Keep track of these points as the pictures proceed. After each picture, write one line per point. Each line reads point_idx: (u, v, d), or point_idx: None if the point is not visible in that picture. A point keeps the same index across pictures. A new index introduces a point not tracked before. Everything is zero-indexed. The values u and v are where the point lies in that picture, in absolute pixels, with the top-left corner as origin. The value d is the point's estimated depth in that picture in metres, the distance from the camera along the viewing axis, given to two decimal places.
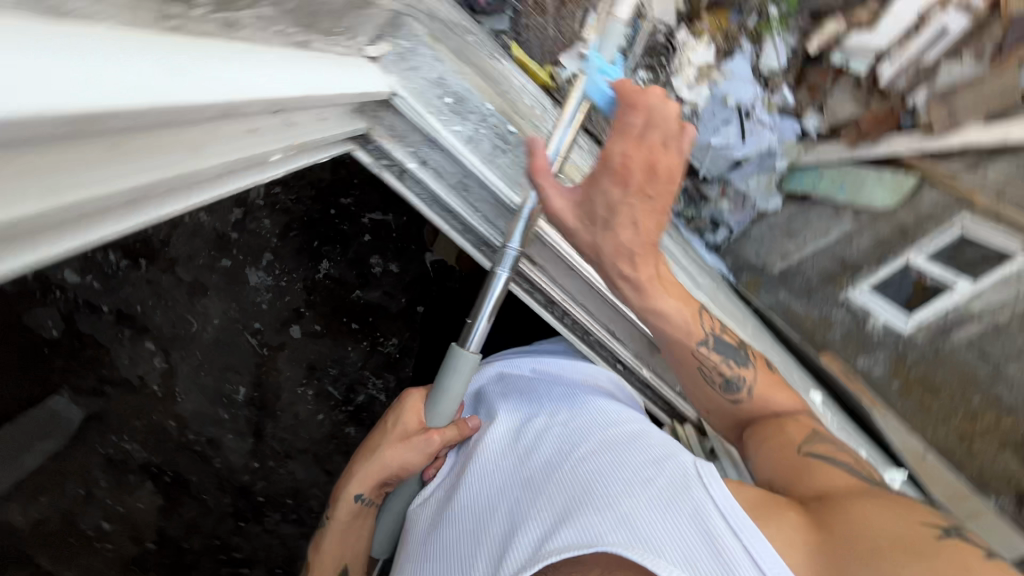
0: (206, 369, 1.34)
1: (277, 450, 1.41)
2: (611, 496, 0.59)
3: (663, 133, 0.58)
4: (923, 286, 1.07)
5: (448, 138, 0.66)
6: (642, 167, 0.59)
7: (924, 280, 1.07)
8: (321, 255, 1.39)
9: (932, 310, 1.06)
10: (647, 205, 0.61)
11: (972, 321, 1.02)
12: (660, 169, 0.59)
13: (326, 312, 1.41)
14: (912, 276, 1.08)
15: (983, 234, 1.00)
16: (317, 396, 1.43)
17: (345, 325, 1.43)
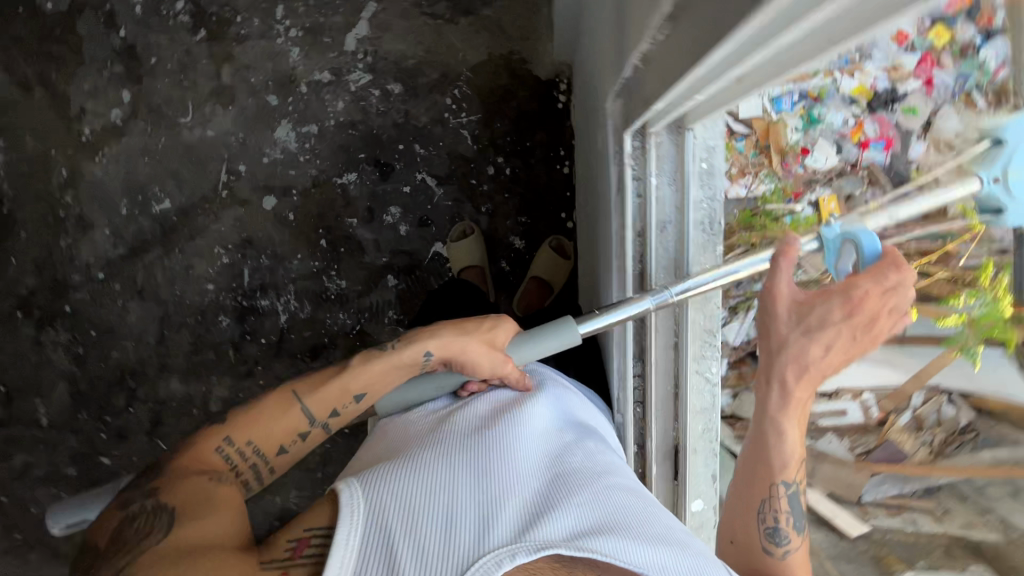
0: (181, 169, 1.31)
1: (161, 273, 1.35)
2: (616, 517, 0.56)
3: (899, 295, 0.60)
4: None
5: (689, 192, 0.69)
6: (869, 310, 0.60)
7: None
8: (355, 165, 1.27)
9: None
10: (851, 338, 0.62)
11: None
12: (877, 319, 0.61)
13: (305, 212, 1.30)
14: None
15: None
16: (239, 265, 1.33)
17: (311, 237, 1.31)
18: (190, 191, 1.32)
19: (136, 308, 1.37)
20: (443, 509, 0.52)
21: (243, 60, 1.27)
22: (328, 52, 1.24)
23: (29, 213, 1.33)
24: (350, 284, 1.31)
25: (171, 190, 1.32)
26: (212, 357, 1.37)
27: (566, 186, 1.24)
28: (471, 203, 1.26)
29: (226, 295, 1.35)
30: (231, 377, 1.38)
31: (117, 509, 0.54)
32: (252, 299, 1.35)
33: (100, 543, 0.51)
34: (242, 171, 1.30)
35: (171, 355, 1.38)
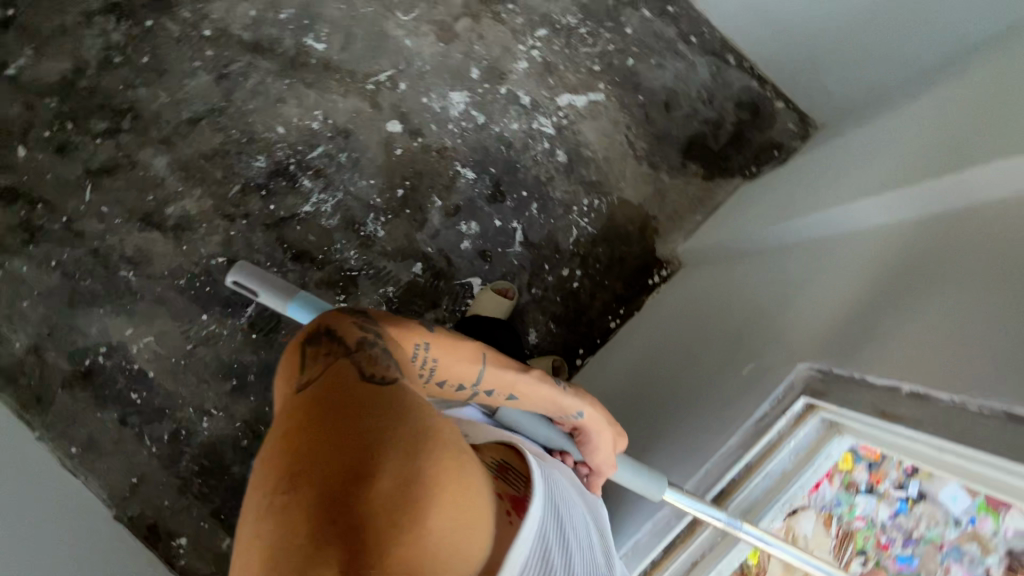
0: (356, 38, 1.30)
1: (253, 82, 1.29)
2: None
3: None
4: None
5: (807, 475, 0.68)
6: None
7: None
8: (482, 169, 1.31)
9: None
10: None
11: None
12: None
13: (410, 160, 1.30)
14: None
15: None
16: (319, 141, 1.29)
17: (393, 179, 1.30)
18: (344, 57, 1.30)
19: (203, 83, 1.29)
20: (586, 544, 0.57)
21: (481, 27, 1.32)
22: (542, 88, 1.32)
23: None
24: (385, 240, 1.29)
25: (331, 42, 1.30)
26: (218, 176, 1.28)
27: (600, 335, 1.30)
28: (528, 277, 1.30)
29: (283, 150, 1.29)
30: (213, 205, 1.28)
31: (349, 325, 0.52)
32: (299, 173, 1.29)
33: (330, 345, 0.49)
34: (398, 88, 1.30)
35: (187, 141, 1.28)
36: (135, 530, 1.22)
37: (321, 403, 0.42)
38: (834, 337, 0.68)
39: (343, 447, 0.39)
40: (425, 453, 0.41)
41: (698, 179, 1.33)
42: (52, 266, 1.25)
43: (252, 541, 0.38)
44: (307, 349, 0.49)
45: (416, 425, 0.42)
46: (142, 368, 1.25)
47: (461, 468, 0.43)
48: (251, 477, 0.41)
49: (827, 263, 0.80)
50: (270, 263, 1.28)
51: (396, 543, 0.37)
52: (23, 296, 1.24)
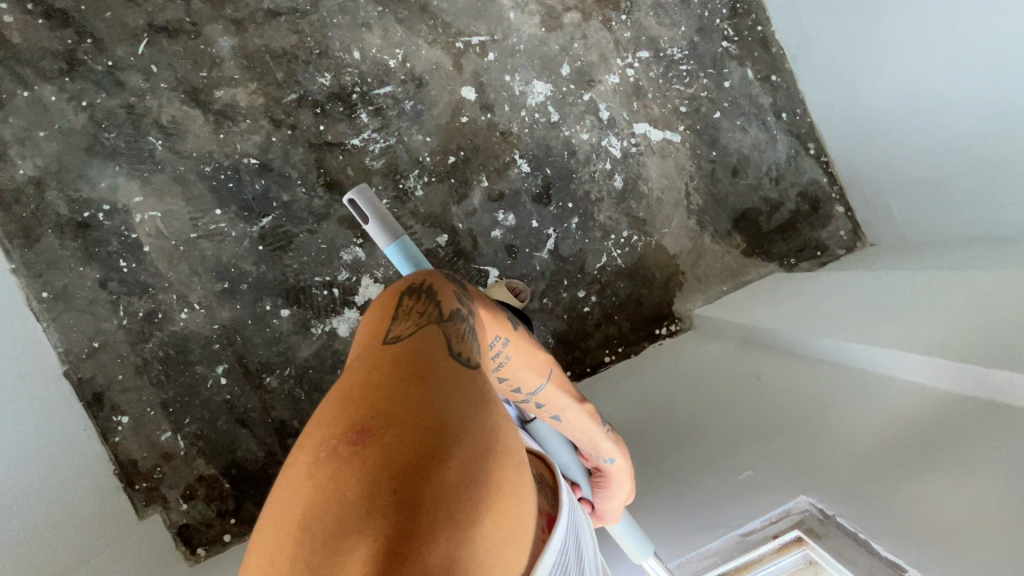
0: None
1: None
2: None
3: None
4: None
5: None
6: None
7: None
8: (538, 166, 1.28)
9: None
10: None
11: None
12: None
13: (475, 132, 1.27)
14: None
15: None
16: (391, 82, 1.25)
17: (451, 146, 1.26)
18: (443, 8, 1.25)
19: None
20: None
21: (586, 28, 1.28)
22: (624, 109, 1.30)
23: None
24: (420, 202, 1.26)
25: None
26: (278, 78, 1.23)
27: (591, 365, 1.30)
28: (544, 286, 1.29)
29: (353, 76, 1.24)
30: (263, 105, 1.23)
31: (449, 293, 0.53)
32: (360, 105, 1.24)
33: (425, 305, 0.50)
34: (486, 57, 1.26)
35: (260, 31, 1.23)
36: (80, 393, 1.19)
37: (406, 367, 0.43)
38: (841, 481, 0.70)
39: (419, 411, 0.40)
40: (493, 453, 0.40)
41: (737, 252, 1.32)
42: (82, 105, 1.19)
43: (309, 475, 0.38)
44: (405, 300, 0.50)
45: (490, 421, 0.42)
46: (139, 239, 1.21)
47: (519, 482, 0.42)
48: (320, 411, 0.42)
49: (846, 393, 0.81)
50: (300, 183, 1.24)
51: (451, 531, 0.36)
52: (43, 124, 1.18)
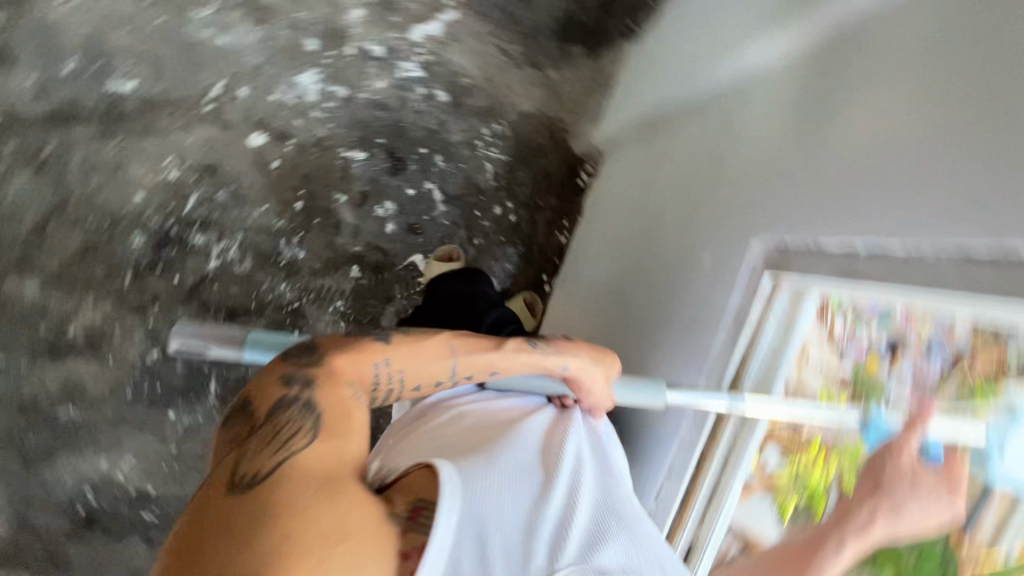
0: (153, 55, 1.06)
1: (70, 152, 1.08)
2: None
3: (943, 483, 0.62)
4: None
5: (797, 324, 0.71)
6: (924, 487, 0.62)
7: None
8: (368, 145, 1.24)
9: None
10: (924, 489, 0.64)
11: None
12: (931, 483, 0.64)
13: (295, 167, 1.22)
14: None
15: None
16: (188, 188, 1.17)
17: (290, 194, 1.23)
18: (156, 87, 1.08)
19: (15, 178, 1.06)
20: (560, 507, 0.58)
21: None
22: (388, 31, 1.12)
23: None
24: (309, 259, 1.27)
25: (139, 75, 1.06)
26: (100, 273, 1.14)
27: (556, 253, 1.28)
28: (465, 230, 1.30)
29: (154, 212, 1.15)
30: (117, 304, 1.15)
31: (283, 373, 0.56)
32: (187, 229, 1.18)
33: (259, 406, 0.54)
34: (240, 95, 1.13)
35: (44, 250, 1.10)
36: None
37: (224, 495, 0.46)
38: (785, 169, 0.70)
39: (245, 519, 0.44)
40: (309, 527, 0.45)
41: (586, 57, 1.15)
42: None
43: None
44: (249, 401, 0.55)
45: (315, 500, 0.46)
46: (137, 489, 1.19)
47: (346, 545, 0.46)
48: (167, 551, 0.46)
49: (752, 107, 0.82)
50: None
51: None
52: None
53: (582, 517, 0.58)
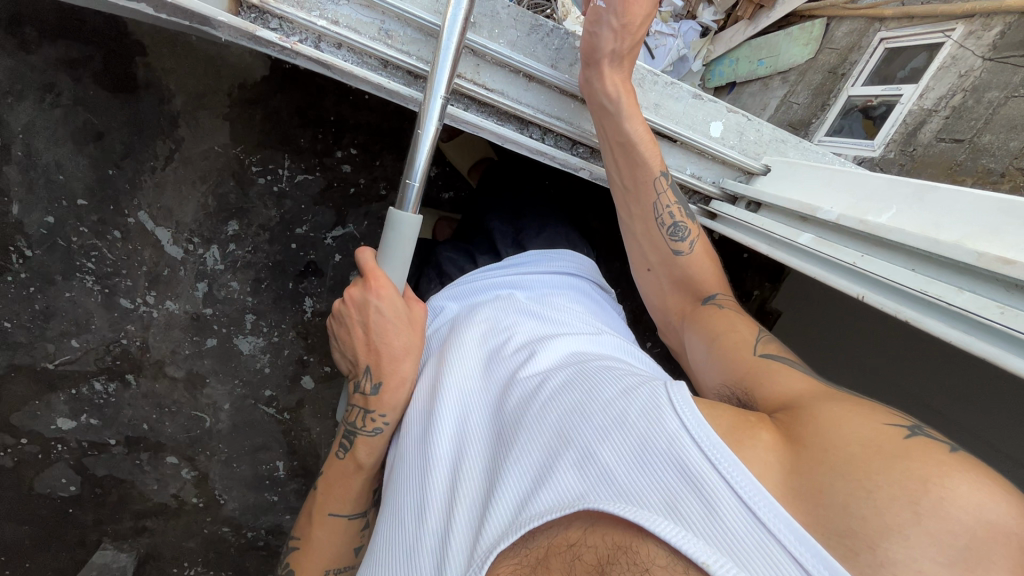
0: (172, 311, 1.43)
1: (213, 395, 1.52)
2: (633, 423, 0.56)
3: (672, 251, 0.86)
4: (870, 122, 1.67)
5: (515, 60, 0.78)
6: (673, 279, 0.86)
7: (870, 103, 1.69)
8: (280, 198, 1.37)
9: (891, 125, 1.56)
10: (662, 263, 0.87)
11: (931, 116, 1.46)
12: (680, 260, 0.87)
13: (283, 272, 1.44)
14: (859, 105, 1.74)
15: (901, 41, 1.65)
16: (276, 340, 1.49)
17: (301, 286, 1.46)
18: (191, 323, 1.44)
19: (193, 430, 1.55)
20: (447, 507, 0.62)
21: (152, 203, 1.32)
22: (211, 172, 1.32)
23: (80, 417, 1.49)
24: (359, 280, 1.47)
25: (169, 338, 1.45)
26: (295, 396, 1.56)
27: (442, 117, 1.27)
28: (385, 162, 1.40)
29: (276, 375, 1.53)
30: (317, 413, 1.59)
31: None
32: (299, 360, 1.53)
33: None
34: (204, 282, 1.41)
35: (252, 436, 1.59)
36: None
37: None
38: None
39: None
40: None
41: None
42: None
43: None
44: None
45: None
46: None
47: None
48: None
49: None
50: None
51: None
52: None
53: (465, 514, 0.59)
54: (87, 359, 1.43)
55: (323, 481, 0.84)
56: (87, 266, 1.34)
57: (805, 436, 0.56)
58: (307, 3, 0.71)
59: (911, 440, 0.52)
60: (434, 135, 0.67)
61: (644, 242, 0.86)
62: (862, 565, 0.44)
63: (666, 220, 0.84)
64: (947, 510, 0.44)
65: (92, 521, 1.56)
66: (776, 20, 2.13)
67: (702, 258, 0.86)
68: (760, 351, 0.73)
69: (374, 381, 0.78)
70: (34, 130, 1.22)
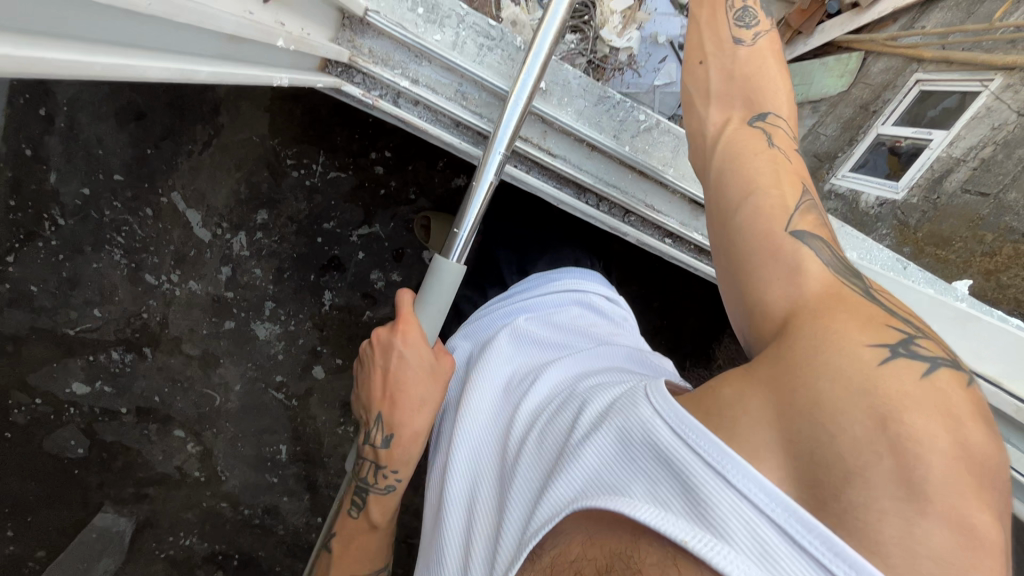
0: (194, 290, 1.45)
1: (225, 374, 1.55)
2: (612, 419, 0.57)
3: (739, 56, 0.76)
4: (896, 156, 1.74)
5: (580, 131, 0.81)
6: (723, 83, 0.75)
7: (897, 144, 1.73)
8: (310, 193, 1.39)
9: (918, 168, 1.61)
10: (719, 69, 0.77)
11: (958, 166, 1.55)
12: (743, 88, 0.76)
13: (306, 264, 1.46)
14: (886, 145, 1.77)
15: (939, 85, 1.65)
16: (292, 329, 1.52)
17: (322, 280, 1.48)
18: (212, 304, 1.47)
19: (203, 406, 1.58)
20: (467, 528, 0.66)
21: (185, 185, 1.34)
22: (245, 162, 1.35)
23: (94, 383, 1.52)
24: (381, 277, 1.50)
25: (188, 317, 1.48)
26: (306, 383, 1.59)
27: None
28: (418, 167, 1.42)
29: (289, 362, 1.56)
30: (325, 401, 1.62)
31: None
32: (313, 350, 1.56)
33: None
34: (227, 267, 1.44)
35: (259, 418, 1.62)
36: None
37: None
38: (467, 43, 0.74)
39: None
40: None
41: None
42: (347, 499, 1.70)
43: None
44: None
45: None
46: None
47: None
48: None
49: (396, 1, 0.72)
50: None
51: None
52: None
53: (484, 534, 0.63)
54: (108, 328, 1.46)
55: (339, 535, 0.86)
56: (117, 240, 1.37)
57: (789, 353, 0.51)
58: (392, 61, 0.74)
59: (899, 362, 0.48)
60: (487, 193, 0.70)
61: (709, 34, 0.77)
62: (826, 516, 0.44)
63: (737, 4, 0.77)
64: (917, 462, 0.43)
65: (96, 484, 1.60)
66: (812, 48, 2.03)
67: (770, 74, 0.75)
68: (793, 225, 0.61)
69: (385, 433, 0.80)
70: (78, 105, 1.24)
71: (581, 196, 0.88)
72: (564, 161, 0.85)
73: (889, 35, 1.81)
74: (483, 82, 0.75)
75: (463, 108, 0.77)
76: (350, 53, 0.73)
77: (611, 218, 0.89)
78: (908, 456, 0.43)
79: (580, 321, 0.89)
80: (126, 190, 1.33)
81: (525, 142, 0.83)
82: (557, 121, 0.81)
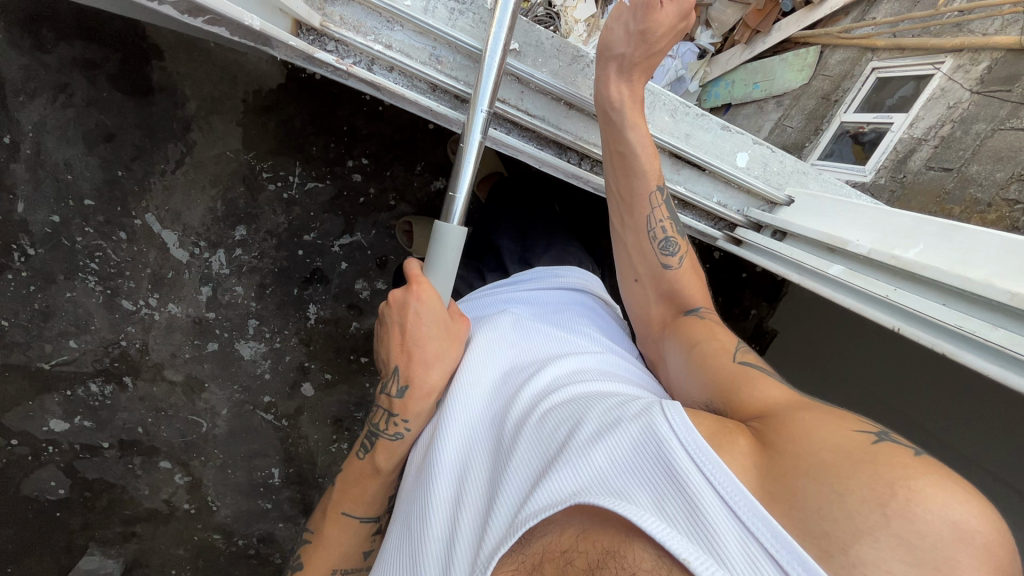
0: (174, 313, 1.42)
1: (211, 399, 1.51)
2: (627, 427, 0.56)
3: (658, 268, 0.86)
4: (859, 147, 1.75)
5: (557, 89, 0.82)
6: (655, 298, 0.86)
7: (861, 129, 1.76)
8: (290, 206, 1.38)
9: (882, 151, 1.62)
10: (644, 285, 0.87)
11: (920, 144, 1.53)
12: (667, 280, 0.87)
13: (288, 278, 1.44)
14: (850, 131, 1.81)
15: (894, 71, 1.70)
16: (277, 346, 1.49)
17: (306, 293, 1.46)
18: (193, 326, 1.44)
19: (189, 434, 1.53)
20: (449, 515, 0.64)
21: (160, 205, 1.32)
22: (221, 180, 1.33)
23: (73, 419, 1.46)
24: (367, 288, 1.49)
25: (171, 342, 1.44)
26: (295, 402, 1.56)
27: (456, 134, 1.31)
28: (397, 174, 1.42)
29: (277, 381, 1.53)
30: (316, 421, 1.58)
31: None
32: (300, 367, 1.52)
33: None
34: (208, 289, 1.41)
35: (249, 442, 1.57)
36: None
37: None
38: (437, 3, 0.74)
39: None
40: None
41: None
42: None
43: None
44: None
45: None
46: None
47: None
48: None
49: None
50: (369, 385, 1.57)
51: None
52: None
53: (466, 525, 0.60)
54: (85, 360, 1.42)
55: (342, 478, 0.84)
56: (90, 267, 1.33)
57: (780, 440, 0.55)
58: (364, 28, 0.75)
59: (881, 443, 0.51)
60: (476, 152, 0.71)
61: (632, 256, 0.86)
62: (835, 568, 0.44)
63: (658, 235, 0.84)
64: (927, 538, 0.43)
65: (79, 526, 1.52)
66: (771, 45, 2.19)
67: (688, 270, 0.86)
68: (741, 357, 0.72)
69: (400, 384, 0.77)
70: (45, 129, 1.21)
71: (563, 156, 0.90)
72: (544, 123, 0.86)
73: (842, 27, 1.90)
74: (455, 42, 0.75)
75: (438, 73, 0.78)
76: (320, 18, 0.72)
77: (593, 179, 0.91)
78: (918, 534, 0.43)
79: (577, 314, 0.90)
80: (97, 213, 1.30)
81: (503, 104, 0.84)
82: (533, 83, 0.82)
